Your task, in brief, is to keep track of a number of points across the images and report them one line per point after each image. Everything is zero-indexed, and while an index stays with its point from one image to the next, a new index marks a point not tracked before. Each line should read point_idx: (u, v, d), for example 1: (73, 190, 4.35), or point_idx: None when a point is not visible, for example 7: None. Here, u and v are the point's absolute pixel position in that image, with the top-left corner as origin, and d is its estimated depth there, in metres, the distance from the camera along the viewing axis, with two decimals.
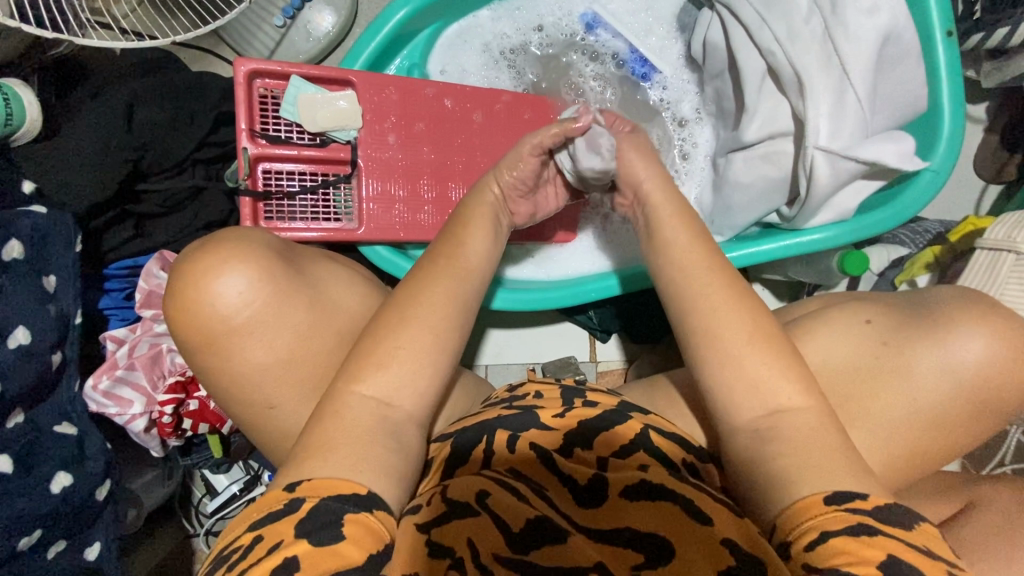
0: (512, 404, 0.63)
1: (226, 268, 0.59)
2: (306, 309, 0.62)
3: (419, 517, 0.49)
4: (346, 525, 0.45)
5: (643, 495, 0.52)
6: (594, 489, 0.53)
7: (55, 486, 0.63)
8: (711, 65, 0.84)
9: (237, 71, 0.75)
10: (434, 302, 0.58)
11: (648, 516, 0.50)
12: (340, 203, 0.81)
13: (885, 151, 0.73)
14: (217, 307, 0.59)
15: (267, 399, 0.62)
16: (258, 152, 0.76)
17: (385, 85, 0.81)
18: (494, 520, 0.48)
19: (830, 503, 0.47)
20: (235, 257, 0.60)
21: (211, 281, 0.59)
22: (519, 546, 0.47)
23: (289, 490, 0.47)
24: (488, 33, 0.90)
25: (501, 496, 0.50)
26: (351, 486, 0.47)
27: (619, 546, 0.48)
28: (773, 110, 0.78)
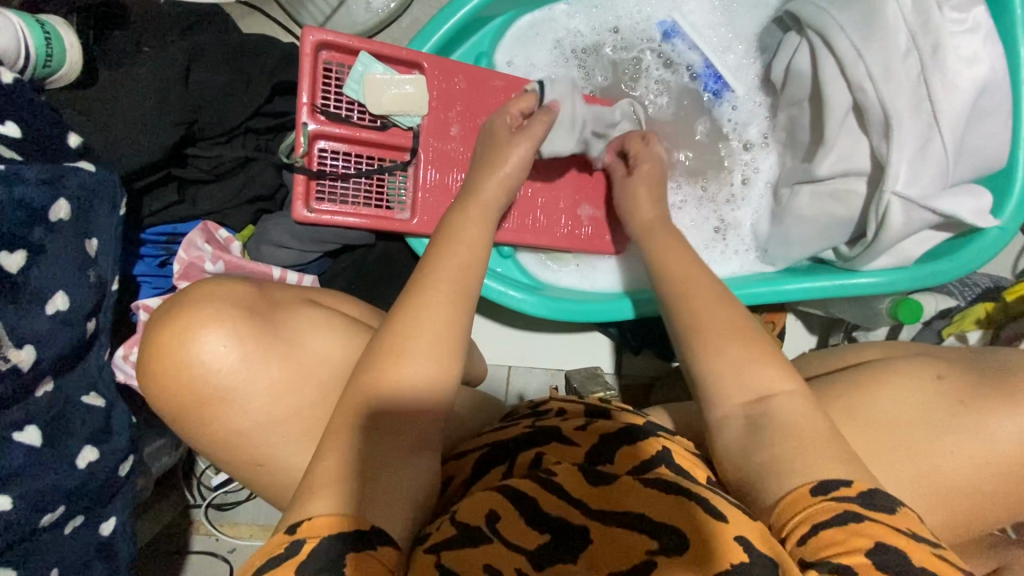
0: (536, 423, 0.60)
1: (202, 333, 0.55)
2: (279, 364, 0.57)
3: (426, 542, 0.46)
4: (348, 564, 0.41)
5: (657, 489, 0.48)
6: (599, 483, 0.50)
7: (81, 461, 0.61)
8: (791, 91, 0.82)
9: (305, 40, 0.70)
10: (431, 327, 0.53)
11: (659, 506, 0.46)
12: (394, 191, 0.78)
13: (961, 206, 0.72)
14: (200, 372, 0.55)
15: (312, 393, 0.58)
16: (318, 129, 0.72)
17: (454, 73, 0.77)
18: (506, 542, 0.45)
19: (817, 494, 0.44)
20: (206, 323, 0.55)
21: (177, 348, 0.55)
22: (538, 561, 0.44)
23: (290, 533, 0.43)
24: (562, 28, 0.86)
25: (510, 514, 0.47)
26: (347, 519, 0.43)
27: (631, 534, 0.45)
28: (850, 148, 0.76)
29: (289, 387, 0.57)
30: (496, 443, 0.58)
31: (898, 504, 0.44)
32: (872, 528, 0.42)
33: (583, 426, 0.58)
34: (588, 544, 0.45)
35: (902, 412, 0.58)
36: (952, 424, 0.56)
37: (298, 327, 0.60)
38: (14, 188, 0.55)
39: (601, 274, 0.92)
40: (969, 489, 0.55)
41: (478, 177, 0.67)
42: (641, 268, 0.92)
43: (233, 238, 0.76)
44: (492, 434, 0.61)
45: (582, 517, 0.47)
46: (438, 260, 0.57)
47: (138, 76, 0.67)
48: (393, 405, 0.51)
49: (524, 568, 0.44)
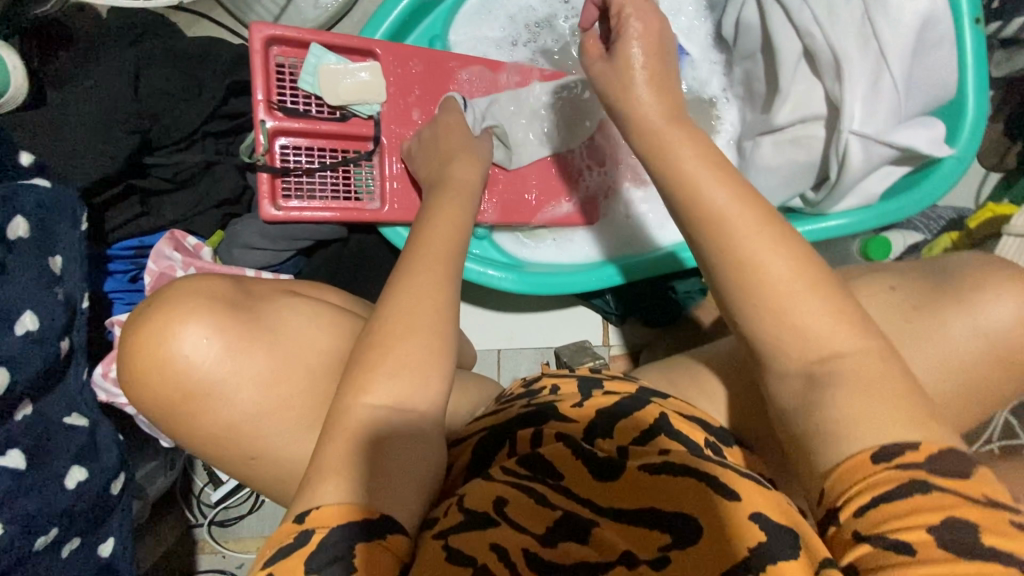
0: (531, 402, 0.60)
1: (185, 327, 0.54)
2: (266, 356, 0.57)
3: (436, 528, 0.47)
4: (356, 555, 0.41)
5: (667, 471, 0.48)
6: (610, 467, 0.50)
7: (70, 481, 0.60)
8: (743, 45, 0.83)
9: (253, 36, 0.69)
10: (425, 295, 0.54)
11: (673, 493, 0.46)
12: (361, 182, 0.77)
13: (917, 137, 0.74)
14: (185, 366, 0.54)
15: (296, 389, 0.57)
16: (276, 125, 0.71)
17: (408, 57, 0.77)
18: (513, 524, 0.46)
19: (878, 462, 0.40)
20: (180, 326, 0.54)
21: (165, 343, 0.54)
22: (548, 540, 0.46)
23: (297, 522, 0.44)
24: (513, 4, 0.87)
25: (520, 500, 0.48)
26: (358, 511, 0.44)
27: (648, 527, 0.45)
28: (806, 94, 0.78)
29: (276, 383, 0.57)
30: (495, 427, 0.58)
31: (975, 466, 0.39)
32: (945, 500, 0.37)
33: (578, 405, 0.58)
34: (598, 525, 0.46)
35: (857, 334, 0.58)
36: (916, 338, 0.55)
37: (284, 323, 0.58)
38: None
39: (574, 245, 0.92)
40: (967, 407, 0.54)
41: (455, 165, 0.68)
42: (615, 235, 0.92)
43: (202, 245, 0.75)
44: (493, 418, 0.61)
45: (594, 509, 0.47)
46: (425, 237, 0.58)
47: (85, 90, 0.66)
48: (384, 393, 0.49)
49: (531, 548, 0.45)
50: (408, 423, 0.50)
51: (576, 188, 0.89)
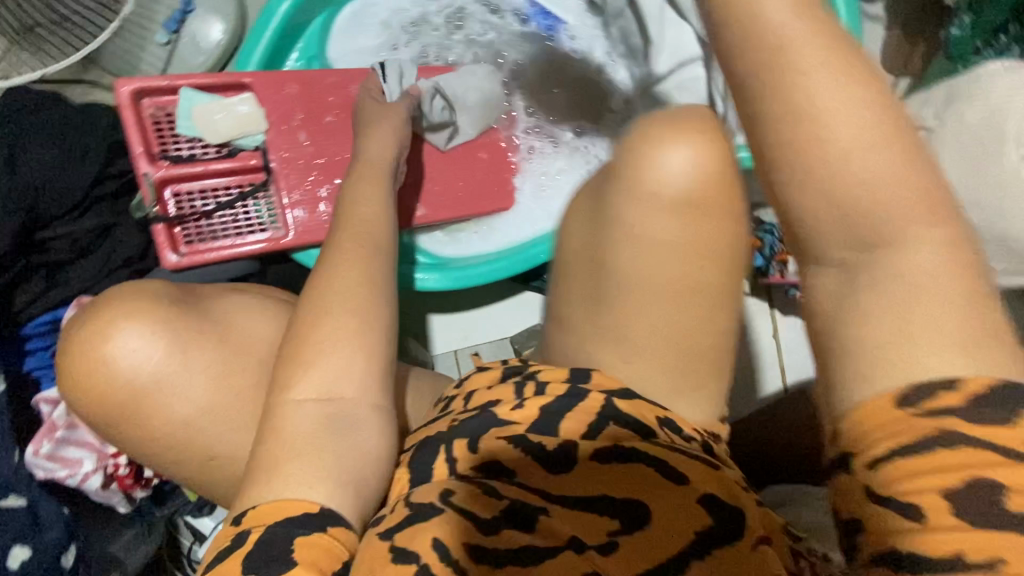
0: (466, 408, 0.57)
1: (125, 327, 0.56)
2: (215, 346, 0.59)
3: (381, 526, 0.48)
4: (297, 550, 0.44)
5: (615, 460, 0.50)
6: (560, 458, 0.51)
7: (12, 561, 0.61)
8: (612, 5, 0.86)
9: (120, 92, 0.70)
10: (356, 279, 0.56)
11: (621, 481, 0.49)
12: (262, 214, 0.78)
13: None
14: (129, 367, 0.56)
15: (219, 423, 0.58)
16: (162, 175, 0.72)
17: (283, 82, 0.78)
18: (459, 512, 0.47)
19: (903, 405, 0.34)
20: (120, 319, 0.56)
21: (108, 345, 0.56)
22: (490, 529, 0.47)
23: (235, 523, 0.47)
24: (384, 10, 0.87)
25: (465, 490, 0.49)
26: (301, 506, 0.46)
27: (595, 513, 0.48)
28: (677, 40, 0.80)
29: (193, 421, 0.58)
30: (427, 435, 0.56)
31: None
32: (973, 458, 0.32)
33: (518, 403, 0.54)
34: (547, 511, 0.48)
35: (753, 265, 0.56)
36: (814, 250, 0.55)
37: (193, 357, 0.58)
38: None
39: (496, 232, 0.91)
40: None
41: (368, 146, 0.70)
42: (535, 213, 0.91)
43: None
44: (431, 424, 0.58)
45: (542, 499, 0.49)
46: (349, 222, 0.62)
47: None
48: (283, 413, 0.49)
49: (471, 540, 0.46)
50: (317, 434, 0.50)
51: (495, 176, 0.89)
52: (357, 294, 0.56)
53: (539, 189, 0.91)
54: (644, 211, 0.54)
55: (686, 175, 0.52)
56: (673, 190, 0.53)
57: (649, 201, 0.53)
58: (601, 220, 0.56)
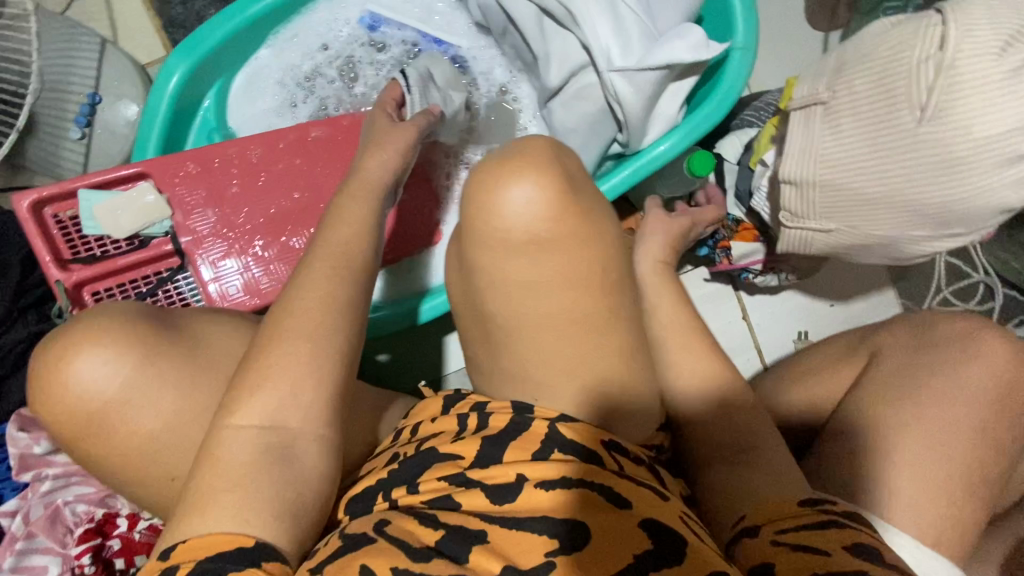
0: (411, 442, 0.59)
1: (83, 356, 0.57)
2: (176, 368, 0.60)
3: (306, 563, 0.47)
4: None
5: (563, 485, 0.50)
6: (508, 487, 0.51)
7: None
8: (494, 24, 0.82)
9: (18, 206, 0.71)
10: (307, 314, 0.55)
11: (565, 505, 0.49)
12: (184, 294, 0.78)
13: (677, 49, 0.71)
14: (87, 390, 0.57)
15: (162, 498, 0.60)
16: (74, 278, 0.73)
17: (180, 163, 0.78)
18: (391, 540, 0.47)
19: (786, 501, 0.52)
20: (93, 339, 0.57)
21: (68, 369, 0.56)
22: (420, 556, 0.45)
23: (166, 557, 0.46)
24: (276, 70, 0.88)
25: (401, 522, 0.49)
26: (233, 541, 0.46)
27: (535, 537, 0.47)
28: (563, 48, 0.76)
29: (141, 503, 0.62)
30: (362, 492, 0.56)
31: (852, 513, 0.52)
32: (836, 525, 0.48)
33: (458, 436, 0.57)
34: (486, 538, 0.47)
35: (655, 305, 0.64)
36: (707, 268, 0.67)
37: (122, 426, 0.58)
38: None
39: None
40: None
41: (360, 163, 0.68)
42: None
43: None
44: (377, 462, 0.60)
45: (484, 522, 0.49)
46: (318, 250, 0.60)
47: None
48: (190, 508, 0.48)
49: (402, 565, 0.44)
50: (248, 469, 0.50)
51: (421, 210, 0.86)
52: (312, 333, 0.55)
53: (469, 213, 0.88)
54: (500, 256, 0.55)
55: (527, 212, 0.54)
56: (540, 224, 0.55)
57: (501, 246, 0.55)
58: (465, 274, 0.58)
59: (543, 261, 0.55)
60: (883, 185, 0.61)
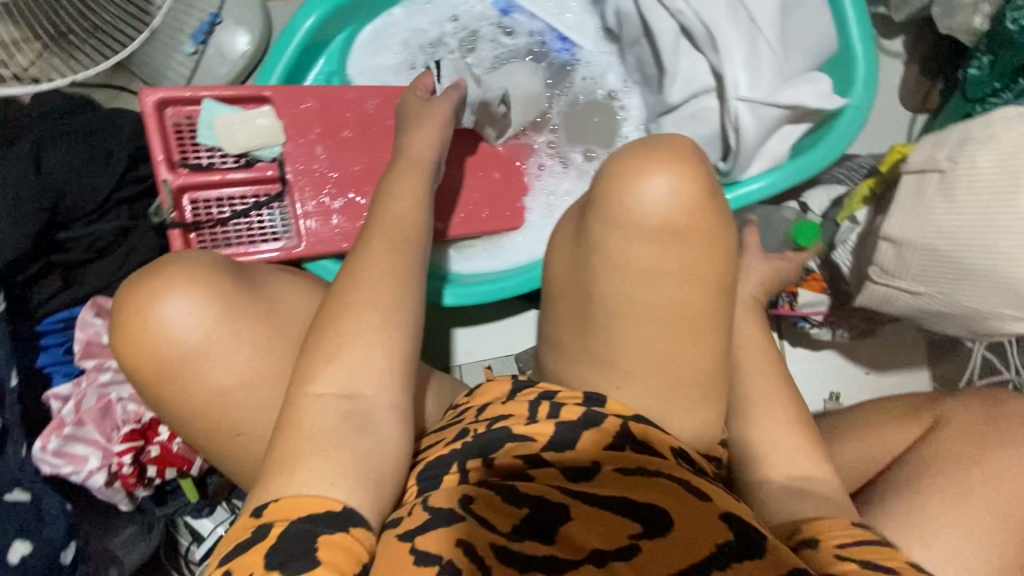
0: (481, 418, 0.61)
1: (163, 304, 0.59)
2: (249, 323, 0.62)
3: (400, 528, 0.51)
4: (321, 547, 0.45)
5: (635, 472, 0.55)
6: (585, 471, 0.56)
7: (13, 555, 0.62)
8: (627, 34, 0.84)
9: (145, 101, 0.73)
10: (377, 276, 0.59)
11: (641, 491, 0.54)
12: (276, 223, 0.80)
13: (803, 93, 0.75)
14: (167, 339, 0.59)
15: (233, 425, 0.62)
16: (181, 182, 0.74)
17: (302, 96, 0.80)
18: (480, 520, 0.51)
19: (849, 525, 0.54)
20: (176, 284, 0.59)
21: (154, 314, 0.59)
22: (515, 536, 0.51)
23: (257, 516, 0.49)
24: (404, 31, 0.90)
25: (486, 497, 0.54)
26: (324, 503, 0.49)
27: (615, 518, 0.52)
28: (692, 69, 0.79)
29: (202, 413, 0.62)
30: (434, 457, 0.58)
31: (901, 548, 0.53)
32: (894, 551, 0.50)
33: (530, 420, 0.59)
34: (568, 519, 0.52)
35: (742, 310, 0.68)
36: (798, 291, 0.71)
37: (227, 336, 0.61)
38: None
39: (507, 250, 0.93)
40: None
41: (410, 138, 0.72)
42: (545, 235, 0.93)
43: None
44: (443, 433, 0.62)
45: (565, 497, 0.54)
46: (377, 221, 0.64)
47: None
48: None
49: (498, 542, 0.50)
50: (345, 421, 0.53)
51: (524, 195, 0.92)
52: (380, 294, 0.58)
53: (548, 207, 0.93)
54: (626, 240, 0.57)
55: (663, 201, 0.56)
56: (683, 211, 0.57)
57: (629, 229, 0.57)
58: (582, 251, 0.60)
59: (672, 250, 0.57)
60: (985, 259, 0.63)
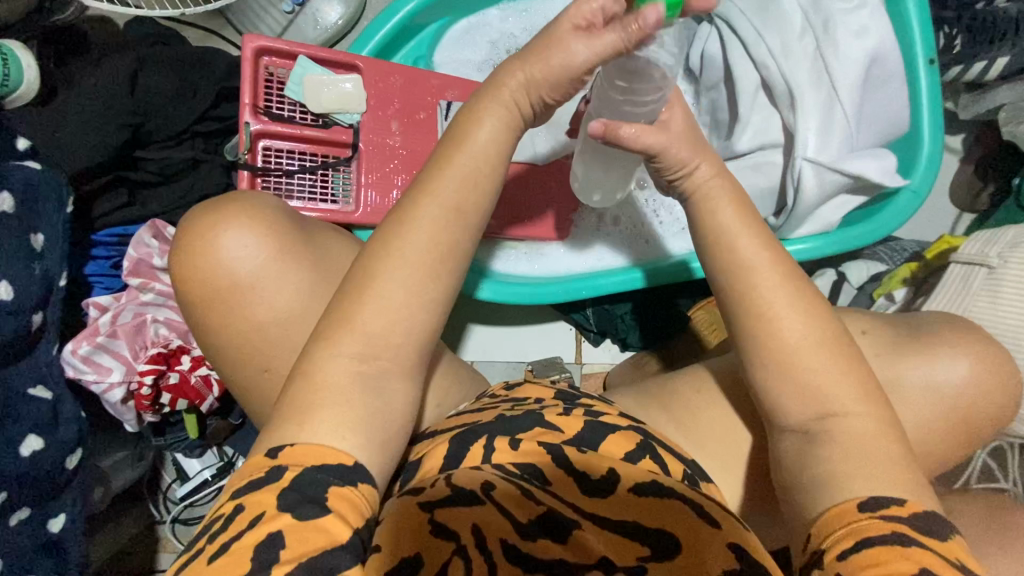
0: (517, 407, 0.63)
1: (221, 237, 0.58)
2: (309, 275, 0.60)
3: (421, 496, 0.52)
4: (331, 499, 0.44)
5: (652, 492, 0.53)
6: (601, 484, 0.54)
7: (25, 449, 0.62)
8: (706, 76, 0.86)
9: (246, 46, 0.76)
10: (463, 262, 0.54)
11: (654, 513, 0.52)
12: (338, 186, 0.82)
13: (869, 166, 0.76)
14: (222, 271, 0.58)
15: (263, 363, 0.60)
16: (261, 128, 0.77)
17: (390, 73, 0.82)
18: (498, 507, 0.51)
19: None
20: (239, 219, 0.58)
21: (213, 243, 0.58)
22: (527, 533, 0.49)
23: (271, 457, 0.46)
24: (495, 31, 0.93)
25: (506, 487, 0.52)
26: (336, 455, 0.47)
27: (629, 539, 0.50)
28: (764, 122, 0.81)
29: (235, 349, 0.60)
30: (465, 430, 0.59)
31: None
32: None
33: (564, 414, 0.61)
34: (579, 526, 0.51)
35: (785, 312, 0.54)
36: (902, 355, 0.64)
37: (275, 278, 0.59)
38: None
39: (549, 258, 0.95)
40: (899, 456, 0.52)
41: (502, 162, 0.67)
42: (588, 252, 0.96)
43: None
44: (474, 415, 0.63)
45: (576, 513, 0.52)
46: (462, 189, 0.54)
47: (88, 86, 0.71)
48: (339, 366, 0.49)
49: (509, 536, 0.49)
50: (354, 385, 0.49)
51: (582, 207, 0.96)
52: (425, 269, 0.51)
53: (600, 226, 0.96)
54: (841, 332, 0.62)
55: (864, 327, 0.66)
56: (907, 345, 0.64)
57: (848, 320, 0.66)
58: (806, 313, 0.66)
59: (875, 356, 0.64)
60: None
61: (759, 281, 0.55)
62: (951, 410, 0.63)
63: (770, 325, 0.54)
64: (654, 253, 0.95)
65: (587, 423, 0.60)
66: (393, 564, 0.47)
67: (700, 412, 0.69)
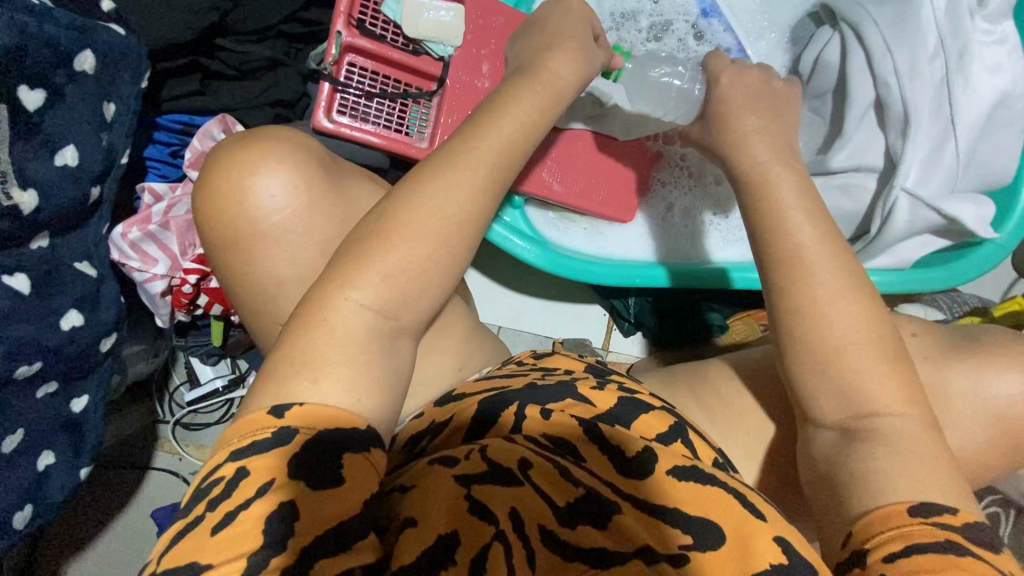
0: (548, 377, 0.61)
1: (251, 176, 0.54)
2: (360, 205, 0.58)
3: (457, 469, 0.49)
4: (345, 466, 0.41)
5: (691, 477, 0.50)
6: (635, 465, 0.51)
7: (65, 322, 0.60)
8: (816, 83, 0.82)
9: None
10: None
11: (701, 501, 0.49)
12: (415, 120, 0.78)
13: (965, 211, 0.73)
14: (283, 184, 0.55)
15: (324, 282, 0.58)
16: (350, 41, 0.72)
17: (493, 11, 0.77)
18: (535, 489, 0.48)
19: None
20: (267, 157, 0.55)
21: (244, 181, 0.55)
22: (566, 520, 0.47)
23: (275, 416, 0.42)
24: None
25: (544, 466, 0.50)
26: (350, 418, 0.44)
27: (667, 525, 0.47)
28: (867, 143, 0.78)
29: (297, 263, 0.57)
30: (495, 395, 0.57)
31: None
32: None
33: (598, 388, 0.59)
34: (617, 511, 0.48)
35: (849, 329, 0.52)
36: (970, 386, 0.62)
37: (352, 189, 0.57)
38: (44, 25, 0.53)
39: (605, 238, 0.92)
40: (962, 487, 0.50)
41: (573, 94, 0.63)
42: (646, 237, 0.93)
43: None
44: (502, 381, 0.61)
45: (613, 497, 0.49)
46: None
47: None
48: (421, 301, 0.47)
49: (547, 524, 0.47)
50: None
51: (648, 187, 0.93)
52: None
53: (660, 215, 0.93)
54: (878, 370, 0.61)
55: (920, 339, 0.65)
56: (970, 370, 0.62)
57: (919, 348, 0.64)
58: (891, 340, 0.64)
59: (943, 392, 0.62)
60: None
61: (851, 298, 0.53)
62: (1002, 448, 0.62)
63: (861, 341, 0.52)
64: (700, 255, 0.92)
65: (626, 401, 0.58)
66: (429, 539, 0.43)
67: (746, 416, 0.67)
